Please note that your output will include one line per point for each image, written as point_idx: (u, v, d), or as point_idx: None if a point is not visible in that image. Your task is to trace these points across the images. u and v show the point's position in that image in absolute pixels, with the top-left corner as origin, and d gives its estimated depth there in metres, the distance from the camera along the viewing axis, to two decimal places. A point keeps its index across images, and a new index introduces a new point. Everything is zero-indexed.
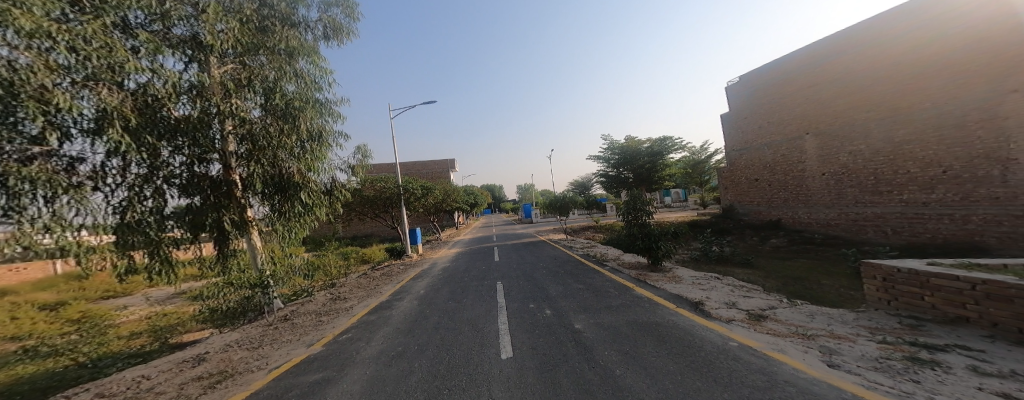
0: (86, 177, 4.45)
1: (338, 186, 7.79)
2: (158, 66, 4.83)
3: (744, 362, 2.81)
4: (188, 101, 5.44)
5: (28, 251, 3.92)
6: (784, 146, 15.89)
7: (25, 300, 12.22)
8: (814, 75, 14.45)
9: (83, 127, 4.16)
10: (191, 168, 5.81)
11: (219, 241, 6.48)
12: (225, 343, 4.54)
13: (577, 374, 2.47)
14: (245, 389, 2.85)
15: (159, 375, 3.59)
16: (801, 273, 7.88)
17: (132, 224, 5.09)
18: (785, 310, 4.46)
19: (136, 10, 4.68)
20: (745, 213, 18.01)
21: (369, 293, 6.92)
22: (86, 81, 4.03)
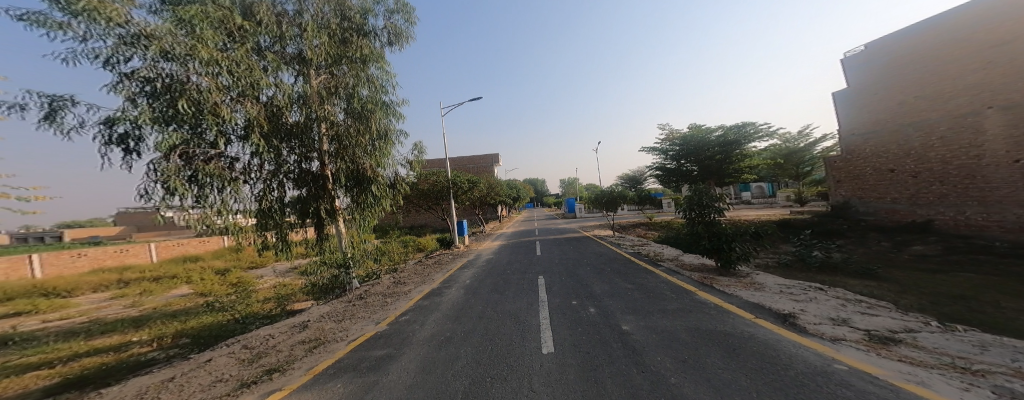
0: (239, 173, 5.74)
1: (401, 180, 8.58)
2: (279, 81, 5.96)
3: (856, 391, 2.29)
4: (298, 109, 6.69)
5: (208, 229, 5.23)
6: (943, 125, 12.24)
7: (205, 266, 16.50)
8: (1010, 30, 10.93)
9: (237, 134, 5.40)
10: (301, 164, 7.04)
11: (318, 226, 7.65)
12: (320, 314, 5.43)
13: (625, 377, 2.34)
14: (331, 357, 3.39)
15: (278, 335, 4.49)
16: (946, 289, 6.16)
17: (266, 210, 6.50)
18: (931, 335, 3.48)
19: (262, 35, 5.96)
20: (869, 212, 14.53)
21: (424, 279, 7.60)
22: (238, 97, 5.21)
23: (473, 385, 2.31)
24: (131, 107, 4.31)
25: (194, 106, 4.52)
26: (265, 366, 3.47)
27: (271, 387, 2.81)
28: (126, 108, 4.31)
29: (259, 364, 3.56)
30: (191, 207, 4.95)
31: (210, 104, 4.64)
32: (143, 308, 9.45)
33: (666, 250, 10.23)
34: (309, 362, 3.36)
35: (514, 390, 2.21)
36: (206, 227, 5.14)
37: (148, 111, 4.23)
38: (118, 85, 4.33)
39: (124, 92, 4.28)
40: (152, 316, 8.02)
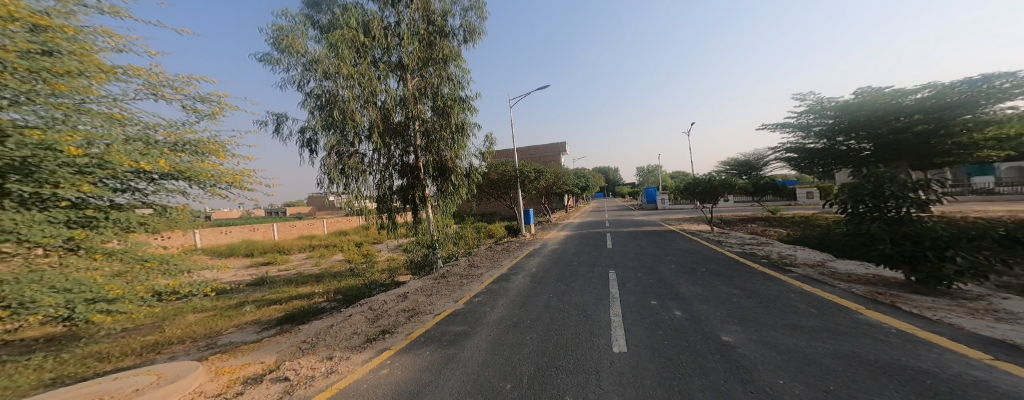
0: (367, 164, 7.89)
1: (475, 170, 8.96)
2: (388, 87, 7.78)
3: None
4: (400, 109, 7.99)
5: (353, 209, 7.80)
6: None
7: (342, 240, 20.74)
8: None
9: (365, 133, 7.61)
10: (404, 158, 8.35)
11: (415, 212, 8.73)
12: (412, 288, 6.24)
13: (720, 392, 2.02)
14: (422, 326, 3.94)
15: (387, 302, 5.40)
16: None
17: (382, 196, 8.22)
18: None
19: (376, 49, 7.71)
20: None
21: (494, 264, 7.97)
22: (364, 103, 7.40)
23: (536, 372, 2.37)
24: (312, 120, 7.08)
25: (341, 115, 7.00)
26: (379, 327, 4.23)
27: (383, 346, 3.55)
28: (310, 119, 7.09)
29: (378, 324, 4.38)
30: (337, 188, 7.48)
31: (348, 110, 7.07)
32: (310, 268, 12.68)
33: (798, 252, 8.06)
34: (406, 329, 3.97)
35: (579, 384, 2.16)
36: (352, 208, 7.76)
37: (320, 122, 6.97)
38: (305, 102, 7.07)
39: (308, 107, 7.05)
40: (313, 275, 10.68)
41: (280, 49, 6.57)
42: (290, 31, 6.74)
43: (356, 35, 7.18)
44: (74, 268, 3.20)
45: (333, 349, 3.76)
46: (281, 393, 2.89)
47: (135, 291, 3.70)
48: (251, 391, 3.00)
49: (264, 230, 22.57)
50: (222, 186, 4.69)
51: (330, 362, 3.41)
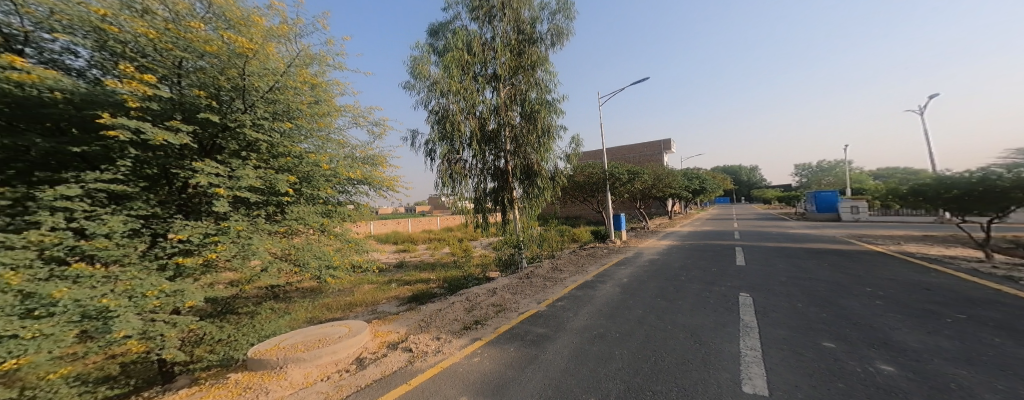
0: (468, 169, 8.54)
1: (560, 172, 9.01)
2: (486, 97, 8.32)
3: None
4: (494, 117, 8.46)
5: (458, 210, 8.62)
6: None
7: (442, 236, 22.83)
8: None
9: (467, 142, 8.24)
10: (498, 163, 8.74)
11: (505, 215, 8.92)
12: (498, 285, 6.41)
13: None
14: (509, 323, 4.10)
15: (478, 295, 5.66)
16: None
17: (479, 199, 8.74)
18: None
19: (476, 64, 8.31)
20: None
21: (578, 270, 7.63)
22: (466, 114, 8.08)
23: (624, 392, 2.21)
24: (435, 132, 8.06)
25: (452, 127, 7.87)
26: (472, 317, 4.48)
27: (477, 336, 3.76)
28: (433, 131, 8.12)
29: (475, 313, 4.65)
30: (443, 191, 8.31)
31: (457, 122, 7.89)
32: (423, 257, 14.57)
33: None
34: (494, 324, 4.13)
35: None
36: (457, 209, 8.59)
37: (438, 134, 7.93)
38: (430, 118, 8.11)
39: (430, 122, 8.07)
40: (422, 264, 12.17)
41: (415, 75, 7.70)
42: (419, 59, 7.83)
43: (463, 55, 7.90)
44: (322, 241, 5.47)
45: (440, 330, 4.09)
46: (405, 362, 3.25)
47: (345, 262, 5.54)
48: (389, 354, 3.44)
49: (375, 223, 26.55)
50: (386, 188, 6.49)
51: (438, 342, 3.69)
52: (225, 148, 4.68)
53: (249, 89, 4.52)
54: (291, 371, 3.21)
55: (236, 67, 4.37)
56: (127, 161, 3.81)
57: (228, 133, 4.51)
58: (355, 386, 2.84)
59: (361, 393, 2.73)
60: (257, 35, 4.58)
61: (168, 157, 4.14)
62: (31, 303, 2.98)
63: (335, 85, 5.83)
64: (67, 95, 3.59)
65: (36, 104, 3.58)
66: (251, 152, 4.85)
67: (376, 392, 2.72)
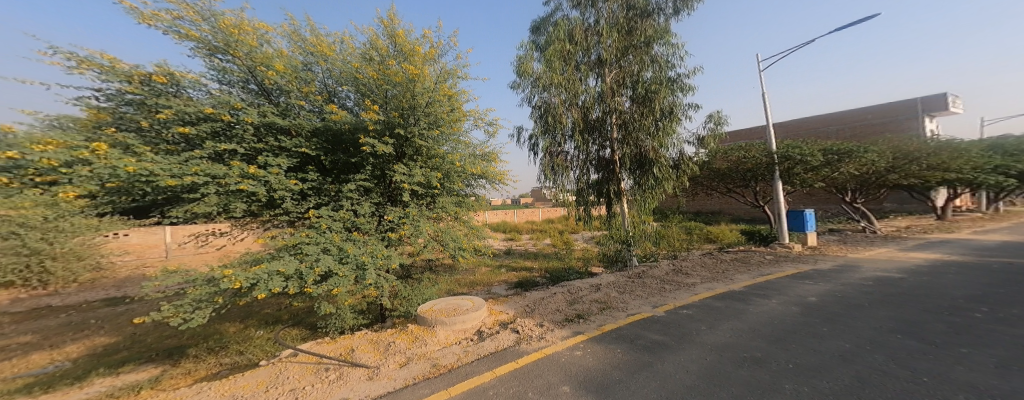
0: (569, 162, 8.33)
1: (686, 159, 7.89)
2: (589, 85, 7.89)
3: None
4: (598, 105, 8.02)
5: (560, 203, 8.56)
6: None
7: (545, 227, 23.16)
8: None
9: (569, 133, 8.05)
10: (599, 153, 8.41)
11: (609, 205, 8.50)
12: (605, 281, 6.13)
13: None
14: (615, 322, 3.93)
15: (583, 289, 5.51)
16: None
17: (580, 190, 8.45)
18: None
19: (579, 52, 7.96)
20: None
21: (717, 277, 6.51)
22: (568, 105, 7.87)
23: None
24: (539, 127, 8.05)
25: (554, 120, 7.80)
26: (572, 310, 4.46)
27: (579, 330, 3.75)
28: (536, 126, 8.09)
29: (575, 307, 4.60)
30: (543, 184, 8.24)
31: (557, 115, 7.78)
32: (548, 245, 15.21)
33: None
34: (595, 322, 4.00)
35: None
36: (560, 202, 8.56)
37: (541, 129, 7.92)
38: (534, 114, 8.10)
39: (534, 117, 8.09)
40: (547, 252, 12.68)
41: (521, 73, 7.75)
42: (524, 57, 7.90)
43: (565, 46, 7.63)
44: (457, 228, 5.74)
45: (543, 318, 4.18)
46: (513, 341, 3.40)
47: (464, 248, 5.49)
48: (501, 333, 3.66)
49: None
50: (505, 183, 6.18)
51: (541, 329, 3.75)
52: (409, 154, 5.47)
53: (416, 104, 5.18)
54: (439, 331, 3.75)
55: (407, 88, 5.11)
56: (368, 168, 5.11)
57: (407, 142, 5.37)
58: (477, 354, 3.11)
59: (480, 362, 2.95)
60: (417, 60, 5.30)
61: (384, 163, 5.28)
62: (343, 257, 4.49)
63: (461, 90, 6.00)
64: (346, 125, 4.92)
65: (341, 135, 5.14)
66: (419, 157, 5.50)
67: (496, 362, 2.92)
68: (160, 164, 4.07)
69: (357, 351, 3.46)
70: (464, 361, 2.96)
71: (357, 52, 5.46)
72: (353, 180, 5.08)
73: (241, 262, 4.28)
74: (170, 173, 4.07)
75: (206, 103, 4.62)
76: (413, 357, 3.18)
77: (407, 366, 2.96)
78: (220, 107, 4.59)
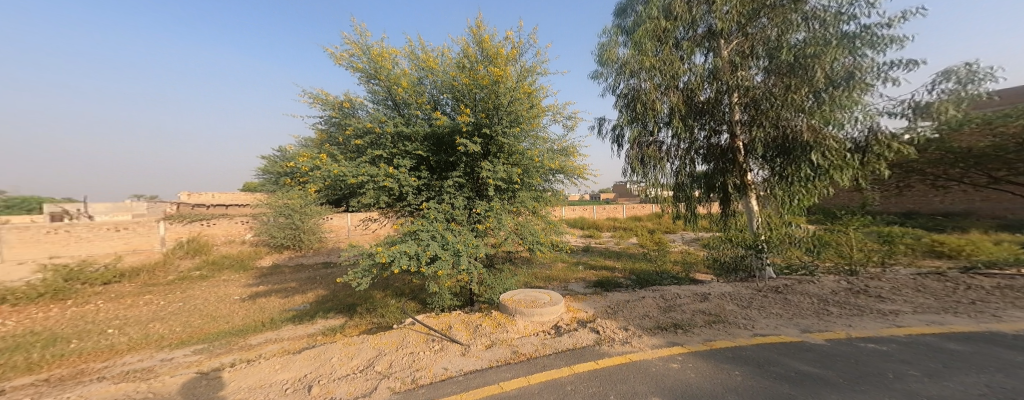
0: (664, 154, 8.01)
1: (877, 138, 6.13)
2: (692, 64, 7.14)
3: None
4: (710, 86, 7.21)
5: (648, 197, 8.47)
6: None
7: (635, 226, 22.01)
8: None
9: (665, 120, 7.58)
10: (709, 139, 7.62)
11: (724, 202, 7.92)
12: (723, 292, 5.41)
13: None
14: (730, 340, 3.54)
15: (685, 297, 5.08)
16: None
17: (682, 184, 8.14)
18: None
19: (681, 28, 7.28)
20: None
21: (954, 309, 4.37)
22: (665, 89, 7.32)
23: None
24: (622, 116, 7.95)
25: (644, 107, 7.48)
26: (671, 319, 4.17)
27: (674, 340, 3.54)
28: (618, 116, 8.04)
29: (671, 315, 4.31)
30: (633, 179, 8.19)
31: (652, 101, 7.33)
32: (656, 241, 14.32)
33: None
34: (699, 336, 3.67)
35: None
36: (647, 194, 8.46)
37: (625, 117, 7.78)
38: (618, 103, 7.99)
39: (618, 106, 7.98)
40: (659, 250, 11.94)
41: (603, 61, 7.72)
42: (607, 43, 7.84)
43: (660, 24, 7.09)
44: (536, 223, 5.92)
45: (629, 322, 4.06)
46: (592, 341, 3.34)
47: (541, 240, 5.61)
48: (579, 330, 3.61)
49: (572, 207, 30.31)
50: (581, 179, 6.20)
51: (623, 333, 3.61)
52: (492, 152, 5.72)
53: (500, 104, 5.36)
54: (518, 320, 3.83)
55: (493, 90, 5.34)
56: (463, 166, 5.60)
57: (492, 141, 5.60)
58: (555, 348, 3.13)
59: (558, 356, 2.99)
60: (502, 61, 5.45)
61: (474, 161, 5.70)
62: (446, 244, 5.04)
63: (540, 87, 6.12)
64: (445, 129, 5.42)
65: (443, 138, 5.66)
66: (502, 154, 5.72)
67: (573, 359, 2.92)
68: (347, 169, 5.17)
69: (452, 328, 3.75)
70: (542, 353, 3.03)
71: (454, 61, 5.87)
72: (450, 176, 5.64)
73: (381, 243, 5.11)
74: (357, 175, 5.16)
75: (364, 119, 5.69)
76: (497, 341, 3.35)
77: (491, 349, 3.16)
78: (371, 121, 5.58)
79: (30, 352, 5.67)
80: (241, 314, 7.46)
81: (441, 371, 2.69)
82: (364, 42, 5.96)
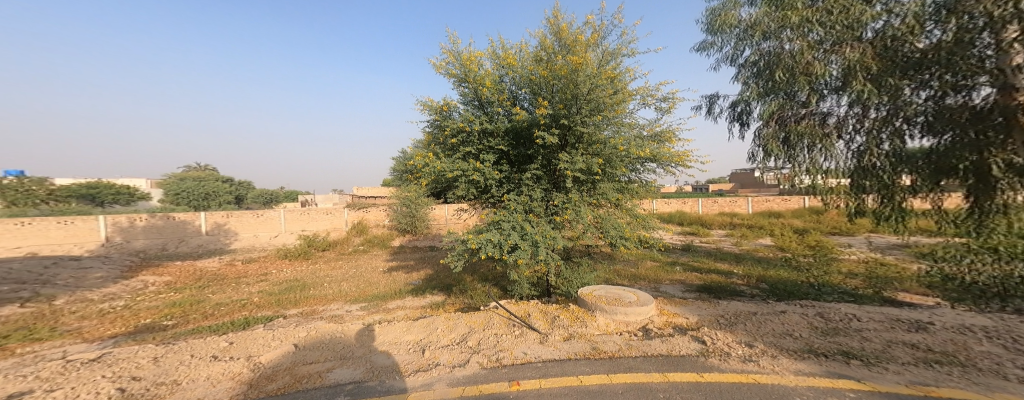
0: (832, 129, 6.17)
1: None
2: (893, 5, 5.23)
3: None
4: (935, 25, 4.86)
5: (795, 185, 7.16)
6: None
7: (791, 227, 18.15)
8: None
9: (832, 86, 5.88)
10: (939, 101, 4.95)
11: (973, 193, 4.86)
12: (962, 323, 4.01)
13: None
14: (982, 393, 2.43)
15: (872, 323, 3.97)
16: None
17: (870, 167, 5.73)
18: None
19: None
20: None
21: None
22: (835, 47, 5.64)
23: None
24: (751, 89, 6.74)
25: (789, 74, 6.05)
26: (839, 345, 3.32)
27: (842, 372, 2.77)
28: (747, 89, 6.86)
29: (839, 341, 3.43)
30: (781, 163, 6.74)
31: (801, 66, 5.87)
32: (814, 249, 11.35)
33: None
34: (888, 371, 2.79)
35: None
36: (793, 183, 7.21)
37: (756, 89, 6.57)
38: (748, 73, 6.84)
39: (748, 77, 6.83)
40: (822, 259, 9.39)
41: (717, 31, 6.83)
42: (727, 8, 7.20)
43: None
44: (615, 214, 6.03)
45: (756, 338, 3.55)
46: (697, 352, 3.11)
47: (628, 238, 5.66)
48: (677, 338, 3.43)
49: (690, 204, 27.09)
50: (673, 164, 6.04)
51: (748, 350, 3.19)
52: (570, 143, 5.75)
53: (578, 93, 5.21)
54: (600, 316, 3.89)
55: (571, 79, 5.22)
56: (539, 158, 5.77)
57: (571, 131, 5.58)
58: (641, 351, 3.02)
59: (646, 360, 2.88)
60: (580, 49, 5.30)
61: (552, 153, 5.81)
62: (525, 234, 5.28)
63: (625, 70, 6.09)
64: (524, 123, 5.59)
65: (521, 132, 5.84)
66: (581, 144, 5.74)
67: (667, 367, 2.77)
68: (446, 166, 5.57)
69: (531, 316, 3.98)
70: (626, 353, 2.95)
71: (531, 54, 5.98)
72: (529, 169, 5.89)
73: (471, 231, 5.63)
74: (453, 171, 5.63)
75: (457, 119, 6.01)
76: (575, 334, 3.39)
77: (569, 341, 3.19)
78: (462, 121, 5.92)
79: (300, 292, 8.69)
80: (400, 281, 9.48)
81: (520, 356, 2.87)
82: (456, 48, 6.28)
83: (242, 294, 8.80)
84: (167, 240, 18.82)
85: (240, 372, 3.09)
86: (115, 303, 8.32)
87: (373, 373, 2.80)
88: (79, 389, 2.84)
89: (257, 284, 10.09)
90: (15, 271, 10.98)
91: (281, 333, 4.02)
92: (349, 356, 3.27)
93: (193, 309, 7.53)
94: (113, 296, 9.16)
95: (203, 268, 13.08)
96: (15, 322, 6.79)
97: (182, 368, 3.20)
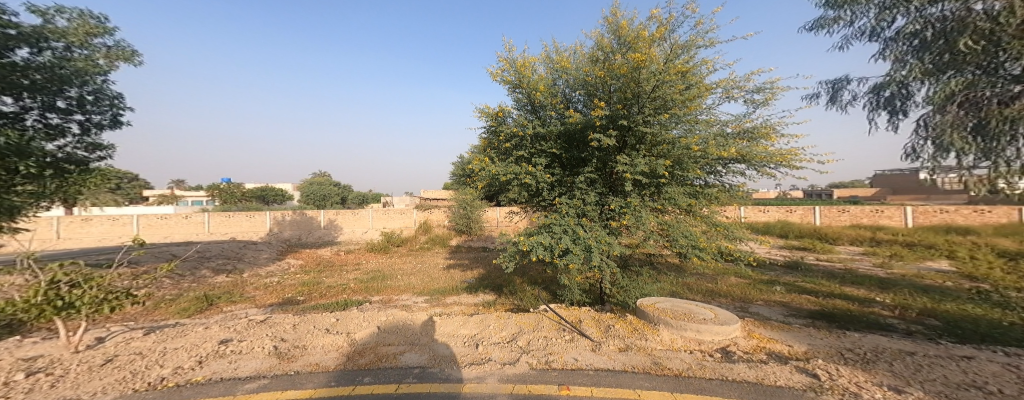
0: None
1: None
2: None
3: None
4: None
5: (999, 191, 3.97)
6: None
7: (987, 250, 13.56)
8: None
9: None
10: None
11: None
12: None
13: None
14: None
15: None
16: None
17: None
18: None
19: None
20: None
21: None
22: None
23: None
24: (903, 68, 4.16)
25: (983, 38, 3.63)
26: None
27: None
28: (895, 70, 4.26)
29: None
30: (971, 167, 3.95)
31: (1015, 27, 3.43)
32: (1016, 282, 8.22)
33: None
34: None
35: None
36: (994, 190, 3.98)
37: (918, 64, 3.95)
38: (887, 50, 4.43)
39: (894, 55, 4.30)
40: None
41: (834, 4, 4.44)
42: None
43: None
44: (689, 221, 5.67)
45: (900, 380, 2.81)
46: (804, 386, 2.58)
47: (712, 247, 5.32)
48: (773, 365, 2.92)
49: (807, 213, 22.57)
50: (771, 165, 5.71)
51: (892, 395, 2.51)
52: (629, 144, 5.53)
53: (640, 91, 4.96)
54: (663, 331, 3.59)
55: (632, 78, 4.90)
56: (594, 161, 5.61)
57: (631, 131, 5.33)
58: (720, 374, 2.70)
59: (727, 385, 2.53)
60: (642, 44, 4.91)
61: (608, 155, 5.61)
62: (578, 238, 5.13)
63: (699, 62, 5.69)
64: (578, 125, 5.46)
65: (575, 133, 5.73)
66: (643, 145, 5.48)
67: (753, 394, 2.39)
68: (499, 169, 5.65)
69: (584, 323, 3.90)
70: (698, 374, 2.69)
71: (588, 54, 5.90)
72: (583, 172, 5.74)
73: (522, 234, 5.61)
74: (506, 174, 5.67)
75: (512, 124, 6.08)
76: (633, 346, 3.25)
77: (626, 353, 3.09)
78: (515, 126, 5.98)
79: (397, 281, 10.00)
80: (480, 277, 10.14)
81: (571, 361, 2.91)
82: (511, 55, 6.32)
83: (342, 280, 10.49)
84: (304, 232, 23.55)
85: (343, 345, 3.70)
86: (274, 279, 10.76)
87: (435, 361, 3.08)
88: (252, 343, 3.76)
89: (352, 272, 11.86)
90: (227, 248, 15.12)
91: (374, 316, 4.68)
92: (416, 342, 3.64)
93: (323, 289, 9.25)
94: (272, 272, 11.86)
95: (329, 256, 15.92)
96: (221, 287, 9.37)
97: (309, 336, 3.96)
